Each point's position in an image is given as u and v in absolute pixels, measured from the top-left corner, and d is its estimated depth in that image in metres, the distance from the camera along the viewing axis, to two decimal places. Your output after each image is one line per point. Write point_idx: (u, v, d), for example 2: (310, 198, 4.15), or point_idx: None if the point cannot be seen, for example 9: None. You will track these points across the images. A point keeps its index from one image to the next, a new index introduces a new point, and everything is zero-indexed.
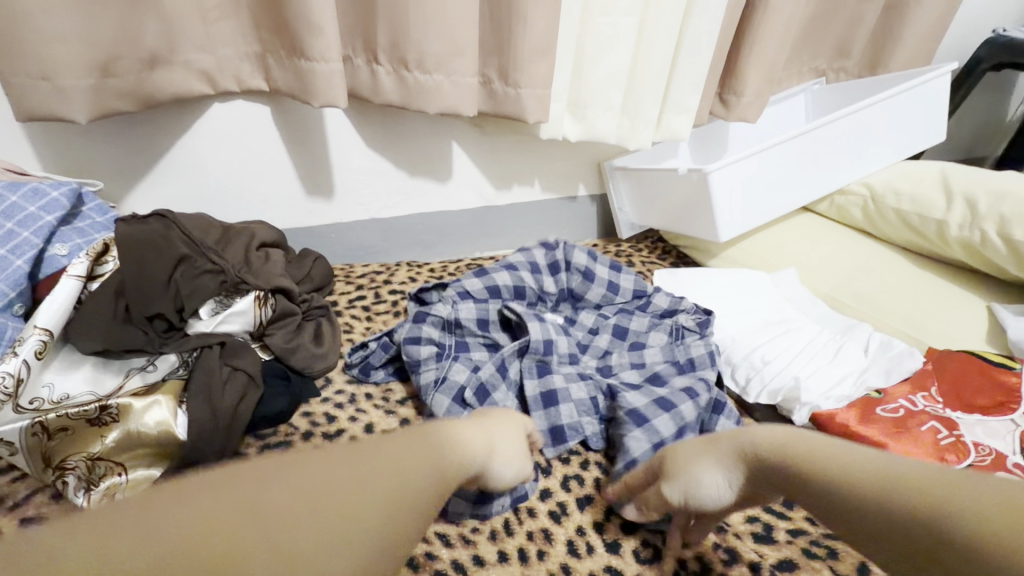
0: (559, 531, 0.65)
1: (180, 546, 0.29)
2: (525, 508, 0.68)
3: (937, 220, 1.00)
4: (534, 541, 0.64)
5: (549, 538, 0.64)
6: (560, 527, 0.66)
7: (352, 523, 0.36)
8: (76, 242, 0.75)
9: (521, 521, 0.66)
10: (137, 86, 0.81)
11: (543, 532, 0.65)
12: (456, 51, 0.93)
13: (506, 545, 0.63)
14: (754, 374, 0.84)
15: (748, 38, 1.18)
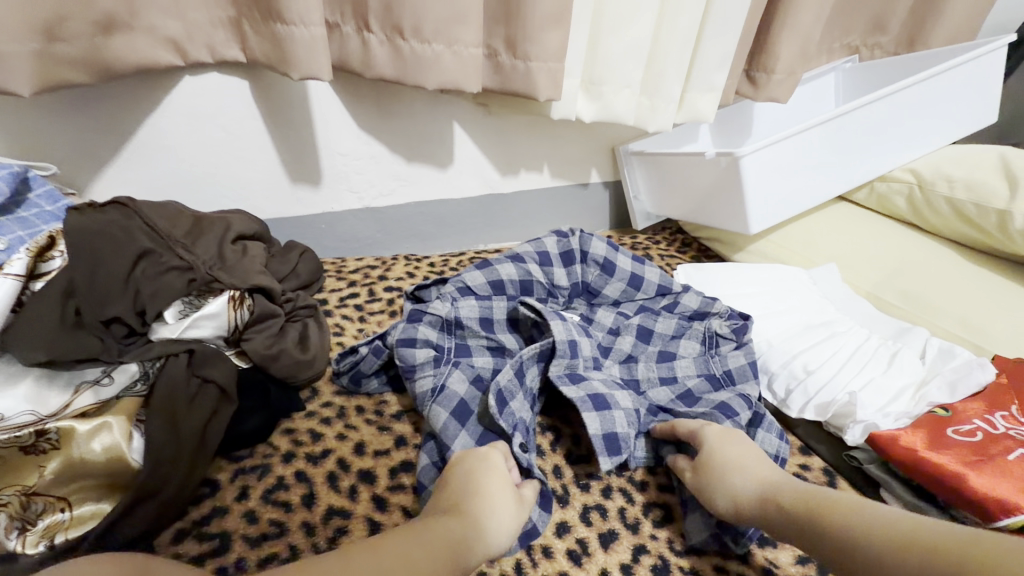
0: None
1: None
2: (539, 547, 0.58)
3: (998, 210, 0.89)
4: None
5: None
6: (581, 570, 0.56)
7: None
8: (18, 234, 0.65)
9: (535, 564, 0.56)
10: (90, 53, 0.70)
11: None
12: (458, 18, 0.82)
13: None
14: (798, 386, 0.73)
15: (782, 6, 1.06)
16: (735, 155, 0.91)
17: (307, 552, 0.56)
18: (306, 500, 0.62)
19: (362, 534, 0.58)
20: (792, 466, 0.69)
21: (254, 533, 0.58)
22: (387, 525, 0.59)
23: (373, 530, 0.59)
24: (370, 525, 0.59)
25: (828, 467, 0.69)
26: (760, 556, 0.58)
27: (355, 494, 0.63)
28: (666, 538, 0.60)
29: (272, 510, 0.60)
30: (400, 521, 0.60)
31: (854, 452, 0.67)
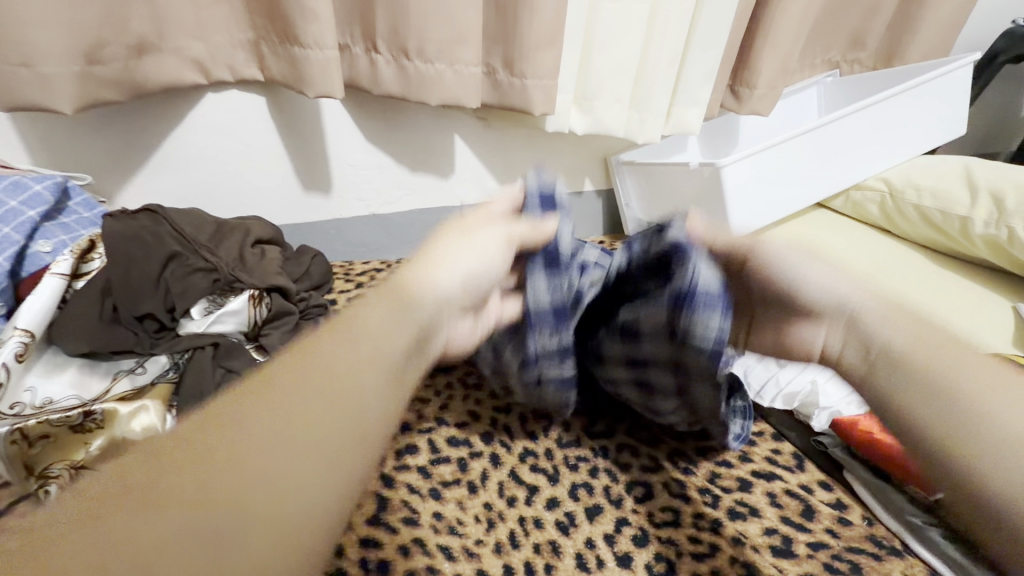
0: (567, 543, 0.62)
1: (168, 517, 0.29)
2: (530, 519, 0.64)
3: (960, 216, 0.95)
4: (541, 554, 0.60)
5: (556, 551, 0.61)
6: (569, 539, 0.62)
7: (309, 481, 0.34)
8: (61, 238, 0.72)
9: (527, 533, 0.63)
10: (125, 74, 0.77)
11: (550, 545, 0.61)
12: (459, 39, 0.89)
13: (512, 558, 0.60)
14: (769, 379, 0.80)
15: (761, 28, 1.12)
16: (719, 164, 0.98)
17: None
18: None
19: (370, 507, 0.64)
20: (765, 450, 0.75)
21: None
22: (394, 499, 0.65)
23: (381, 504, 0.65)
24: (378, 500, 0.65)
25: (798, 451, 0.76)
26: (730, 527, 0.64)
27: None
28: (648, 512, 0.66)
29: None
30: (406, 496, 0.66)
31: (822, 437, 0.74)
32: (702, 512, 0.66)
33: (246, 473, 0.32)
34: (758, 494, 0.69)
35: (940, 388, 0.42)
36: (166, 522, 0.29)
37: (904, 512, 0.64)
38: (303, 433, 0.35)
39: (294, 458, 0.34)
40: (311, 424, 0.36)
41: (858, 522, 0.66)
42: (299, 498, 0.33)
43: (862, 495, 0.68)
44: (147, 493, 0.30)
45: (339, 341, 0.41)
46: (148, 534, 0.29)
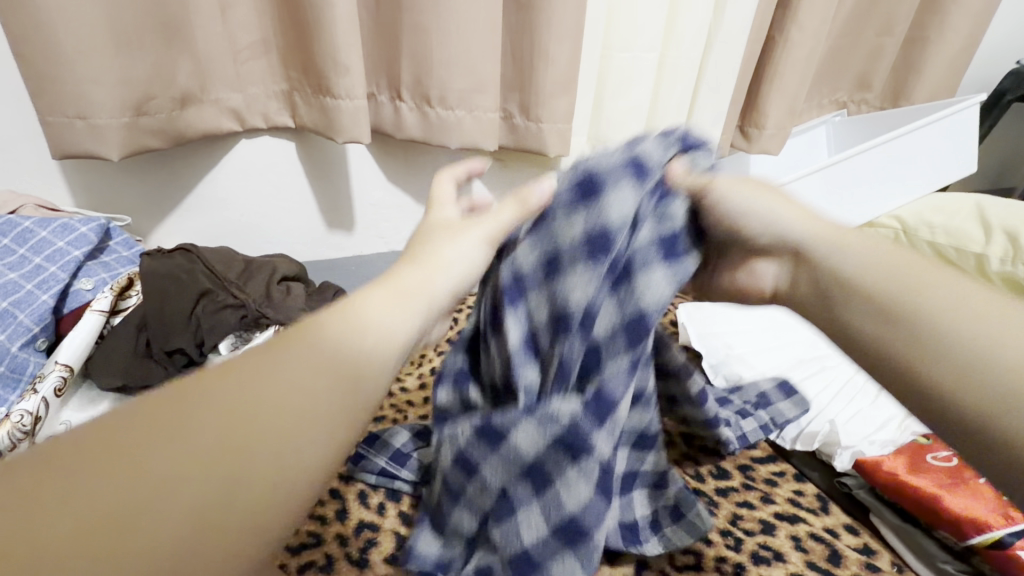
0: None
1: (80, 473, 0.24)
2: None
3: (976, 254, 0.95)
4: None
5: None
6: None
7: (236, 410, 0.28)
8: (102, 276, 0.76)
9: None
10: (169, 124, 0.82)
11: None
12: (478, 88, 0.94)
13: None
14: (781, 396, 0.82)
15: (767, 73, 1.16)
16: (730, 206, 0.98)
17: (341, 560, 0.62)
18: (339, 514, 0.68)
19: (389, 545, 0.64)
20: (787, 491, 0.72)
21: (295, 544, 0.64)
22: (356, 515, 0.67)
23: (360, 504, 0.69)
24: (397, 538, 0.65)
25: (822, 492, 0.73)
26: (754, 572, 0.61)
27: (367, 501, 0.69)
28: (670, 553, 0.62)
29: (309, 523, 0.66)
30: (367, 515, 0.68)
31: (845, 478, 0.72)
32: (725, 556, 0.63)
33: (153, 454, 0.25)
34: (782, 537, 0.65)
35: (875, 284, 0.39)
36: (105, 538, 0.23)
37: (936, 558, 0.62)
38: (403, 303, 0.38)
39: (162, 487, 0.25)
40: (202, 469, 0.26)
41: (887, 568, 0.63)
42: (266, 454, 0.28)
43: (892, 541, 0.65)
44: (122, 447, 0.25)
45: (255, 379, 0.30)
46: (129, 461, 0.25)
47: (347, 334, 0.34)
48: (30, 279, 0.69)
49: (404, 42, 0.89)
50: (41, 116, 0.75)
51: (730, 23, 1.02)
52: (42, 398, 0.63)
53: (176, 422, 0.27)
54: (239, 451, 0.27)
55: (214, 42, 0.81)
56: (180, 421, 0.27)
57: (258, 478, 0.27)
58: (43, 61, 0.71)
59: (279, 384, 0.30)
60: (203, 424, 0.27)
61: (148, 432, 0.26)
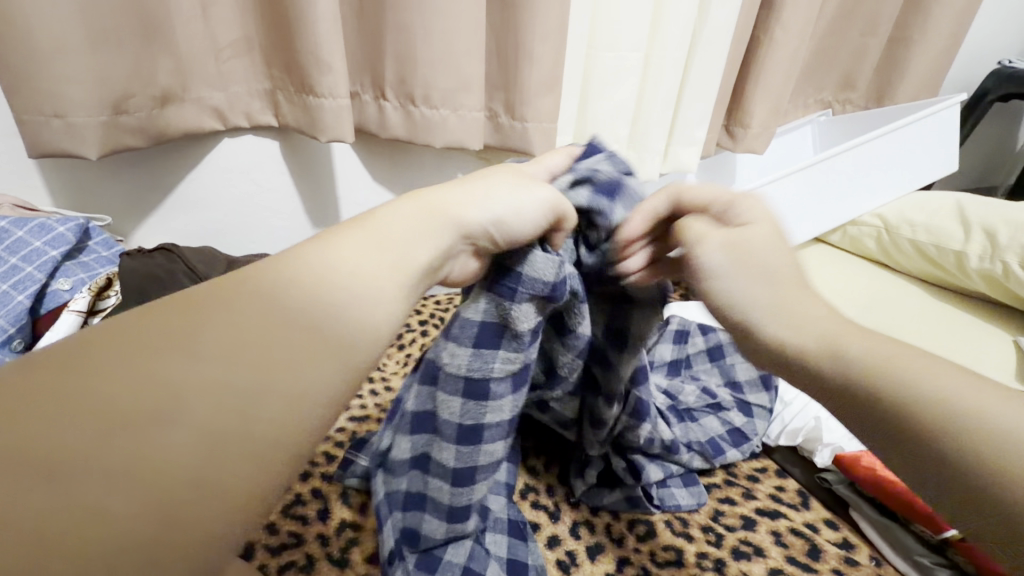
0: None
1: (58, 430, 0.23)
2: None
3: (955, 251, 0.97)
4: None
5: None
6: None
7: (226, 379, 0.28)
8: (80, 276, 0.76)
9: None
10: (148, 123, 0.81)
11: None
12: (462, 87, 0.94)
13: None
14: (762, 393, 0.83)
15: (752, 73, 1.16)
16: None
17: (322, 560, 0.62)
18: (321, 514, 0.67)
19: (371, 544, 0.64)
20: (768, 487, 0.73)
21: (275, 544, 0.63)
22: (338, 516, 0.67)
23: (342, 504, 0.69)
24: (379, 537, 0.65)
25: (803, 488, 0.74)
26: (734, 566, 0.62)
27: (349, 500, 0.69)
28: (650, 550, 0.63)
29: (291, 523, 0.66)
30: (349, 515, 0.67)
31: (825, 473, 0.73)
32: (705, 552, 0.63)
33: (149, 415, 0.25)
34: (762, 532, 0.66)
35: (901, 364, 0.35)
36: (91, 500, 0.22)
37: (913, 552, 0.62)
38: (391, 276, 0.36)
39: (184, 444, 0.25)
40: (213, 434, 0.26)
41: (865, 562, 0.64)
42: (280, 403, 0.29)
43: (869, 534, 0.66)
44: (87, 404, 0.24)
45: (222, 339, 0.29)
46: (100, 415, 0.24)
47: (323, 277, 0.34)
48: (6, 279, 0.69)
49: (388, 41, 0.89)
50: (17, 114, 0.74)
51: (713, 22, 1.02)
52: None
53: (155, 383, 0.26)
54: (225, 416, 0.27)
55: (195, 40, 0.81)
56: (164, 380, 0.26)
57: (256, 440, 0.28)
58: (17, 58, 0.70)
59: (290, 354, 0.30)
60: (178, 380, 0.27)
61: (136, 389, 0.25)
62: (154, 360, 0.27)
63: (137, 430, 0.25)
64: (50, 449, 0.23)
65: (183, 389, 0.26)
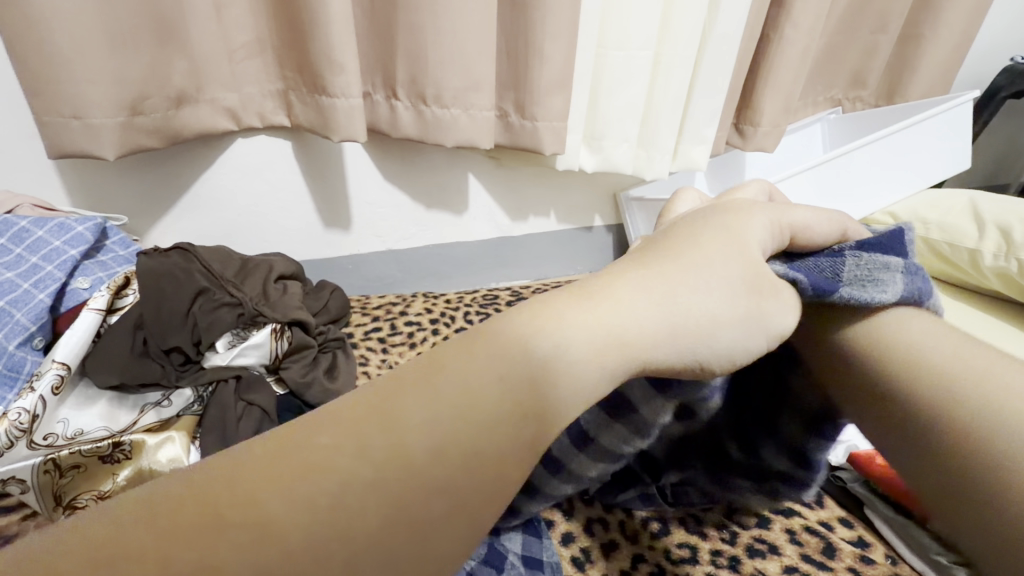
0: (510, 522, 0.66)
1: (288, 485, 0.22)
2: None
3: (969, 248, 0.96)
4: None
5: None
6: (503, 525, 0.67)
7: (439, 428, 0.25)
8: (98, 276, 0.77)
9: None
10: (165, 123, 0.82)
11: None
12: (473, 87, 0.95)
13: None
14: None
15: (762, 71, 1.16)
16: None
17: None
18: None
19: None
20: None
21: None
22: None
23: None
24: None
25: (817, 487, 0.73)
26: (749, 564, 0.62)
27: None
28: (666, 547, 0.63)
29: None
30: None
31: (840, 472, 0.72)
32: (720, 549, 0.63)
33: (349, 460, 0.24)
34: (777, 530, 0.66)
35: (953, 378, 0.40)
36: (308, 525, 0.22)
37: (930, 551, 0.62)
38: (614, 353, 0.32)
39: (366, 487, 0.23)
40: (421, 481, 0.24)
41: (881, 560, 0.63)
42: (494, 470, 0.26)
43: (885, 533, 0.66)
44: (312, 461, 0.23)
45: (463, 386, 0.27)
46: (310, 472, 0.23)
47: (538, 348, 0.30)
48: (26, 278, 0.69)
49: (399, 41, 0.90)
50: (37, 115, 0.75)
51: (724, 21, 1.02)
52: (40, 396, 0.63)
53: (366, 431, 0.25)
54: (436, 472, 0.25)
55: (210, 41, 0.82)
56: (389, 433, 0.25)
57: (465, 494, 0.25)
58: (38, 60, 0.71)
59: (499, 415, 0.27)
60: (389, 431, 0.25)
61: (353, 433, 0.24)
62: (379, 410, 0.25)
63: (348, 497, 0.23)
64: (279, 500, 0.22)
65: (399, 437, 0.25)
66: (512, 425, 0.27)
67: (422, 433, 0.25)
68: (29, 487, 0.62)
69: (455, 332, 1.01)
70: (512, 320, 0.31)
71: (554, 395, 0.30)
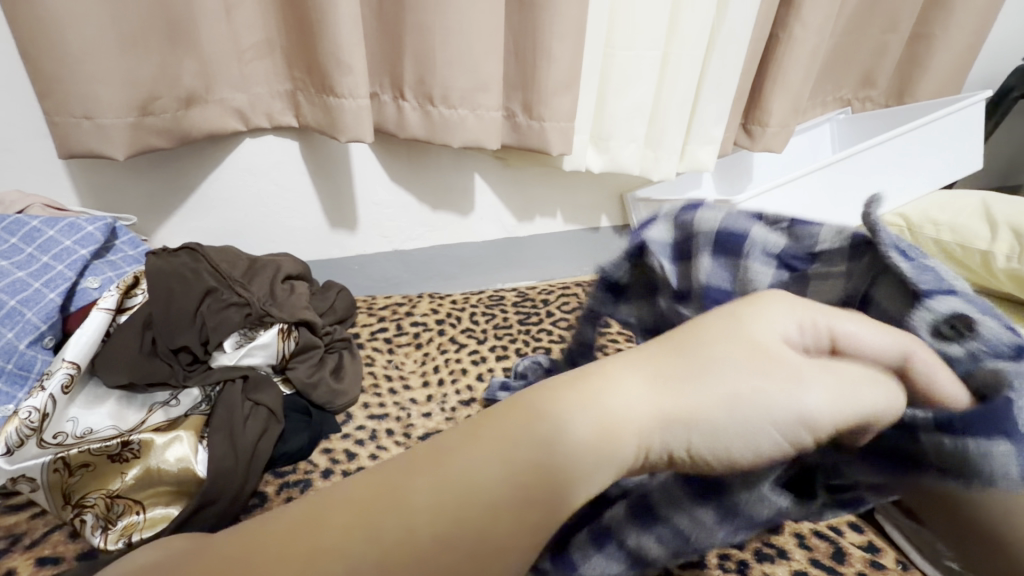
0: None
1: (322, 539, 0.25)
2: None
3: (981, 250, 0.95)
4: None
5: None
6: None
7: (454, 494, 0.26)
8: (108, 275, 0.77)
9: None
10: (174, 124, 0.83)
11: None
12: (480, 87, 0.94)
13: None
14: None
15: (771, 71, 1.15)
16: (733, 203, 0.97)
17: None
18: None
19: None
20: None
21: None
22: None
23: None
24: None
25: None
26: (757, 568, 0.61)
27: None
28: None
29: None
30: None
31: None
32: (728, 553, 0.62)
33: (374, 519, 0.26)
34: (785, 534, 0.65)
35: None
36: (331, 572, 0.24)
37: (941, 556, 0.61)
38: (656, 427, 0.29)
39: (385, 550, 0.25)
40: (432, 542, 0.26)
41: (892, 566, 0.63)
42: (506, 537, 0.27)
43: (896, 538, 0.65)
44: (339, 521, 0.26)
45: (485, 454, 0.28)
46: (343, 532, 0.26)
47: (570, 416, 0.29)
48: (37, 277, 0.70)
49: (407, 41, 0.90)
50: (48, 116, 0.75)
51: (733, 20, 1.01)
52: (50, 394, 0.64)
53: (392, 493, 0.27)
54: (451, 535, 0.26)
55: (219, 42, 0.82)
56: (408, 498, 0.26)
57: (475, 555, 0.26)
58: (49, 61, 0.72)
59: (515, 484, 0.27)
60: (410, 497, 0.26)
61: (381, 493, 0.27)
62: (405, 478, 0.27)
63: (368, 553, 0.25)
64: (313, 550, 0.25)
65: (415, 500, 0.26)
66: (533, 511, 0.27)
67: (438, 494, 0.26)
68: (39, 485, 0.63)
69: (461, 333, 1.01)
70: (550, 391, 0.30)
71: (566, 480, 0.28)
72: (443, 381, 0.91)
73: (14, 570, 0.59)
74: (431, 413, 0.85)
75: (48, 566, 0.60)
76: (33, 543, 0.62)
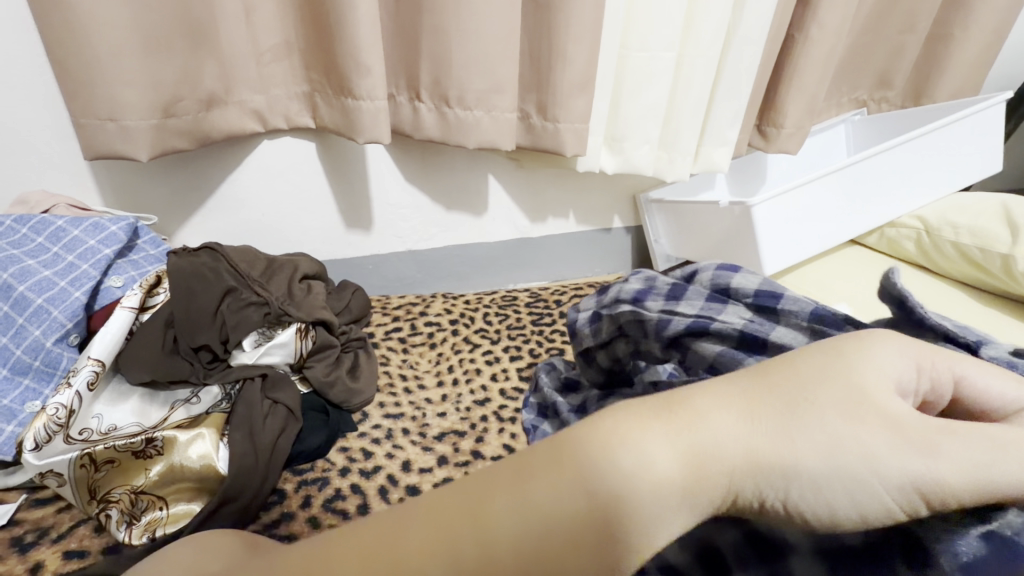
0: None
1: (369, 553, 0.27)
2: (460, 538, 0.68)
3: (1002, 253, 0.94)
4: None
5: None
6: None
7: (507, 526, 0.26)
8: (130, 274, 0.78)
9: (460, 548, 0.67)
10: (195, 125, 0.84)
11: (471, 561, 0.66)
12: (496, 89, 0.95)
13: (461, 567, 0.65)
14: None
15: (787, 72, 1.14)
16: (748, 205, 0.97)
17: None
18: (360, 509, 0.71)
19: None
20: None
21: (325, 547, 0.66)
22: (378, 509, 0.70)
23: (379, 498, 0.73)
24: None
25: None
26: None
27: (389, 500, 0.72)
28: None
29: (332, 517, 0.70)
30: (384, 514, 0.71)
31: None
32: None
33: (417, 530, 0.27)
34: None
35: None
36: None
37: None
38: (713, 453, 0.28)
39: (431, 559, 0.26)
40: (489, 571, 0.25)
41: None
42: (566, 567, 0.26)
43: None
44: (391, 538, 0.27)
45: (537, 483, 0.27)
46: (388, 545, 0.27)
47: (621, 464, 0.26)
48: (63, 276, 0.71)
49: (424, 43, 0.90)
50: (74, 118, 0.77)
51: (749, 22, 1.01)
52: (76, 391, 0.65)
53: (439, 511, 0.27)
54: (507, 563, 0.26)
55: (239, 44, 0.83)
56: (457, 519, 0.27)
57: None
58: (76, 64, 0.73)
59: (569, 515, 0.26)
60: (458, 512, 0.27)
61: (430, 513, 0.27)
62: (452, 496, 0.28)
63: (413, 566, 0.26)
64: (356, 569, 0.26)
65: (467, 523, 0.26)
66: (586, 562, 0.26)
67: (488, 522, 0.26)
68: (66, 480, 0.64)
69: (475, 333, 1.02)
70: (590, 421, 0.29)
71: (631, 526, 0.26)
72: (457, 380, 0.92)
73: (41, 563, 0.61)
74: (445, 412, 0.86)
75: (73, 561, 0.61)
76: (59, 536, 0.64)
